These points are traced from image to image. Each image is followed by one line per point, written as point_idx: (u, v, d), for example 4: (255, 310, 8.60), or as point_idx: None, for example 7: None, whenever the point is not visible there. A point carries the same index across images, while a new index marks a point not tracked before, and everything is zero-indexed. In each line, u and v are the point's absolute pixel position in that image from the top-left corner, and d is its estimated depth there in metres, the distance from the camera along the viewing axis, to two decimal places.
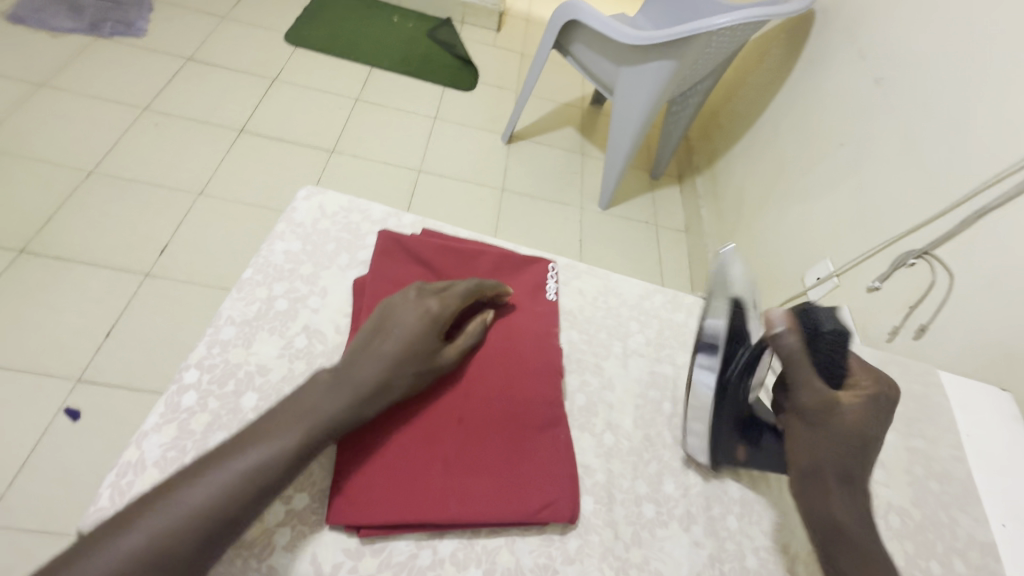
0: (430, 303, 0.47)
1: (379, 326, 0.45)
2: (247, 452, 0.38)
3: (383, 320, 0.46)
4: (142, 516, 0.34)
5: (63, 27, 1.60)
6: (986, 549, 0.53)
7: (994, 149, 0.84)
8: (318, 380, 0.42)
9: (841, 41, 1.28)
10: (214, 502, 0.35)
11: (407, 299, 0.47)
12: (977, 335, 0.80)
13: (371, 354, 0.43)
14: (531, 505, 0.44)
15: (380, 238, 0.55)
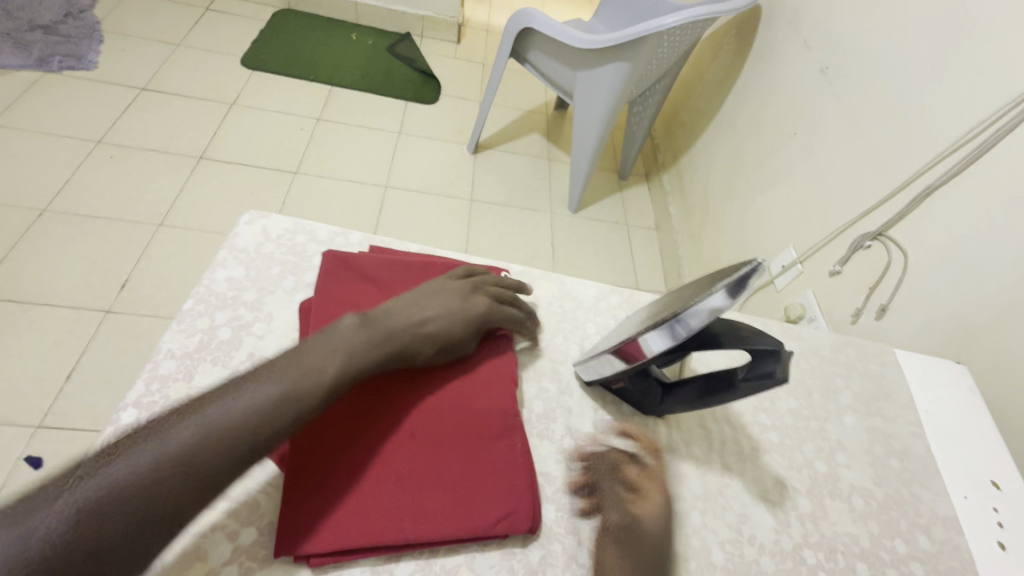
0: (475, 297, 0.53)
1: (422, 299, 0.51)
2: (279, 376, 0.41)
3: (424, 295, 0.51)
4: (184, 421, 0.38)
5: (10, 64, 1.56)
6: (949, 523, 0.53)
7: (934, 131, 0.86)
8: (344, 324, 0.45)
9: (788, 34, 1.31)
10: (247, 414, 0.38)
11: (452, 285, 0.53)
12: (933, 311, 0.82)
13: (405, 317, 0.48)
14: (488, 518, 0.43)
15: (325, 258, 0.55)
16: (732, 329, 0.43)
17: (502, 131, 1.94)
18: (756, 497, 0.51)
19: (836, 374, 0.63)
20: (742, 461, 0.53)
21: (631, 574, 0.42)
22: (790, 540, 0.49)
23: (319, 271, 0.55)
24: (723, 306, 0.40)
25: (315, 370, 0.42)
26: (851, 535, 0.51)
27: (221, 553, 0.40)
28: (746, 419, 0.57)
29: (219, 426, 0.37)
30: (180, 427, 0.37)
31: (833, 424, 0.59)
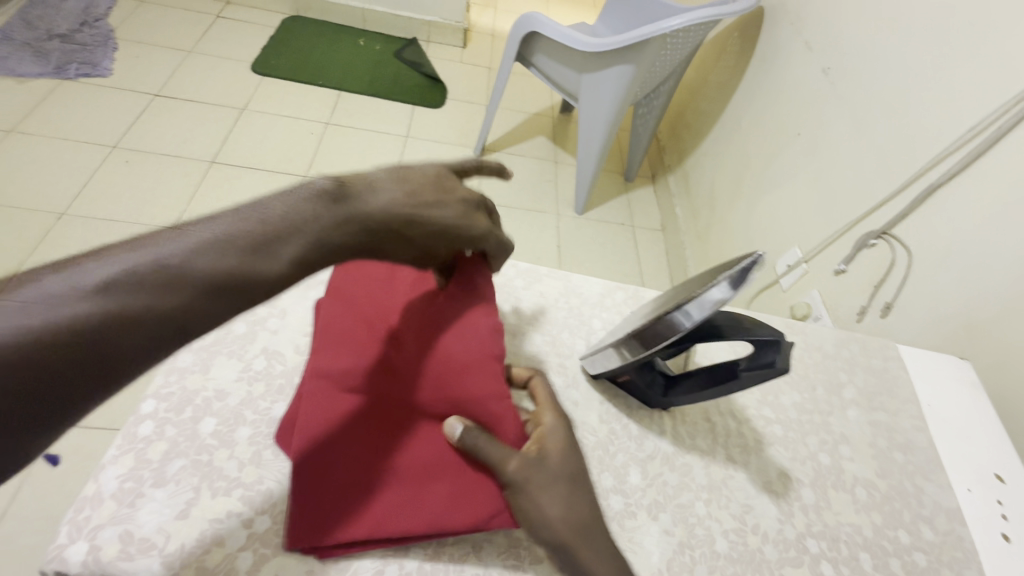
0: (473, 218, 0.47)
1: (430, 194, 0.43)
2: (210, 232, 0.32)
3: (435, 192, 0.44)
4: (78, 270, 0.28)
5: (30, 72, 1.61)
6: (952, 514, 0.54)
7: (937, 128, 0.87)
8: (316, 187, 0.37)
9: (790, 35, 1.32)
10: (170, 274, 0.29)
11: (458, 192, 0.46)
12: (938, 307, 0.83)
13: (403, 202, 0.41)
14: (481, 514, 0.43)
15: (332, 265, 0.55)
16: (734, 320, 0.44)
17: (508, 133, 1.96)
18: (760, 488, 0.52)
19: (840, 369, 0.64)
20: (746, 453, 0.54)
21: (564, 512, 0.43)
22: (794, 530, 0.50)
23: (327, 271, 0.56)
24: (725, 299, 0.41)
25: (281, 239, 0.34)
26: (854, 525, 0.51)
27: (236, 539, 0.41)
28: (750, 413, 0.57)
29: (137, 299, 0.28)
30: (69, 292, 0.27)
31: (837, 418, 0.59)
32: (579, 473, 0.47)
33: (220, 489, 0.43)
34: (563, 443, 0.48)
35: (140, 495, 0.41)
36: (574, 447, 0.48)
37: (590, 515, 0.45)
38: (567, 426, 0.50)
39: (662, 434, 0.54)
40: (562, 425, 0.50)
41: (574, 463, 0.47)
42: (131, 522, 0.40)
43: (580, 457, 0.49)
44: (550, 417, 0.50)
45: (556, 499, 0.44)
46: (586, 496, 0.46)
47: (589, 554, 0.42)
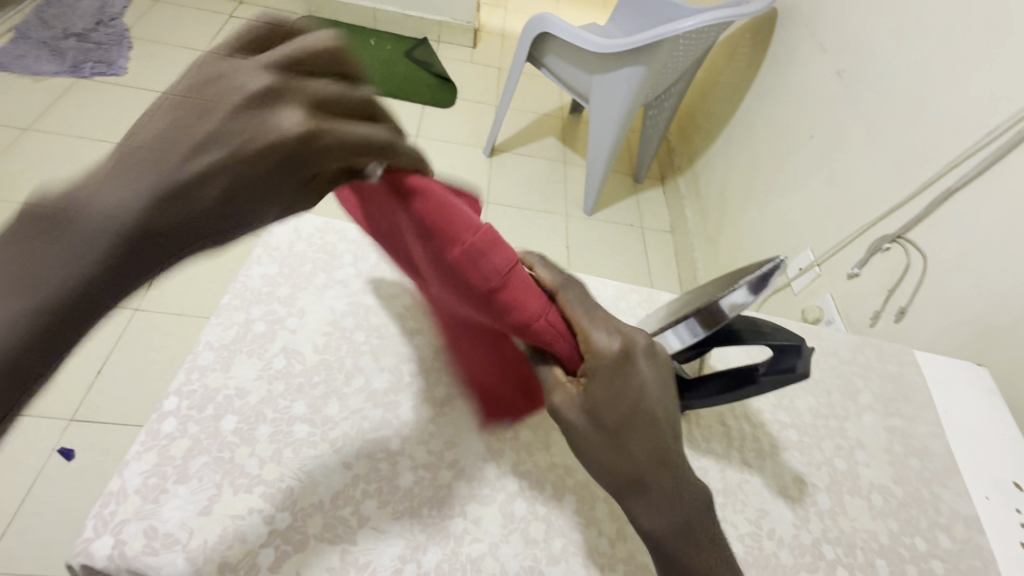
0: (281, 117, 0.26)
1: (176, 119, 0.24)
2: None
3: (179, 117, 0.24)
4: None
5: (46, 70, 1.62)
6: (970, 522, 0.53)
7: (954, 131, 0.86)
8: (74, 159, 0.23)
9: (803, 37, 1.31)
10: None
11: (227, 86, 0.25)
12: (953, 312, 0.82)
13: (136, 160, 0.23)
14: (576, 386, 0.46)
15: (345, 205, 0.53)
16: (753, 325, 0.44)
17: (518, 134, 1.96)
18: (776, 492, 0.52)
19: (855, 374, 0.64)
20: (761, 457, 0.54)
21: (606, 463, 0.39)
22: (810, 535, 0.50)
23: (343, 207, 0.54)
24: (746, 304, 0.42)
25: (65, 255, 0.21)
26: (870, 531, 0.51)
27: (258, 536, 0.42)
28: (765, 417, 0.57)
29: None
30: None
31: (852, 424, 0.59)
32: (641, 406, 0.39)
33: (241, 486, 0.43)
34: (616, 371, 0.39)
35: (163, 491, 0.42)
36: (631, 375, 0.39)
37: (648, 458, 0.39)
38: (625, 344, 0.40)
39: None
40: (618, 344, 0.40)
41: (635, 397, 0.39)
42: (155, 518, 0.40)
43: (647, 382, 0.40)
44: (599, 335, 0.41)
45: (601, 442, 0.39)
46: (649, 434, 0.39)
47: (640, 506, 0.39)
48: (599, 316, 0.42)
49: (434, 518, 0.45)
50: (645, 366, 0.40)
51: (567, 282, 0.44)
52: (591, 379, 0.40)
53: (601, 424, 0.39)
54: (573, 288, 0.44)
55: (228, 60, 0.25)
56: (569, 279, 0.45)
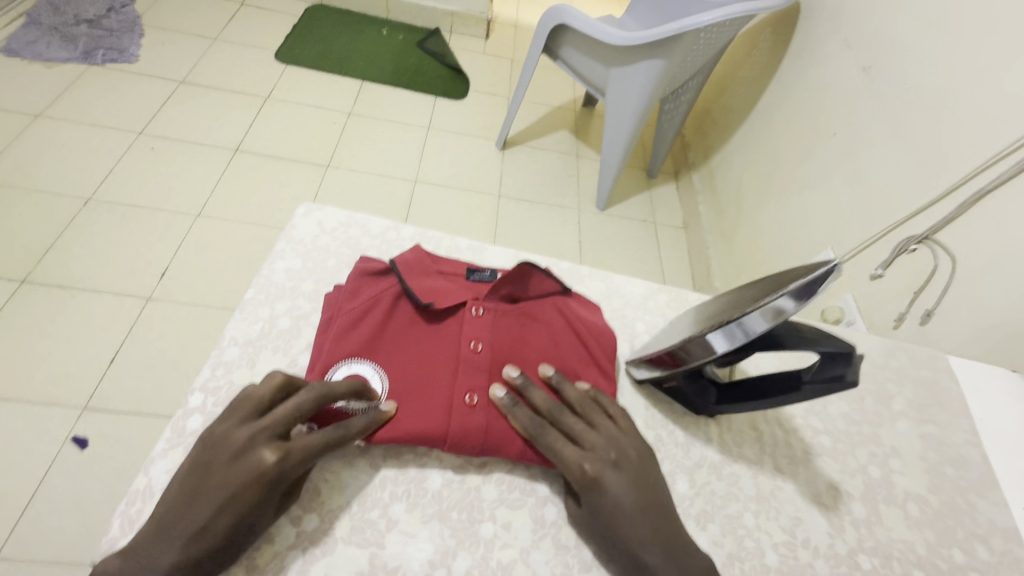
0: (250, 462, 0.37)
1: (192, 492, 0.37)
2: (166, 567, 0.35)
3: (195, 491, 0.37)
4: None
5: (58, 57, 1.61)
6: (1008, 534, 0.52)
7: (989, 130, 0.83)
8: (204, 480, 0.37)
9: (828, 30, 1.28)
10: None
11: (222, 457, 0.38)
12: (984, 317, 0.80)
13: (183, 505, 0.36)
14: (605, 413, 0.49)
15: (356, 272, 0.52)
16: (795, 331, 0.43)
17: (531, 127, 1.94)
18: (809, 500, 0.51)
19: (888, 379, 0.62)
20: (794, 463, 0.53)
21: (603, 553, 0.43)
22: (845, 544, 0.48)
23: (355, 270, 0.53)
24: (791, 310, 0.40)
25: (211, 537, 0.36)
26: (906, 542, 0.50)
27: (285, 538, 0.41)
28: (797, 422, 0.56)
29: None
30: None
31: (886, 430, 0.58)
32: (624, 509, 0.41)
33: None
34: (590, 493, 0.41)
35: None
36: (602, 491, 0.41)
37: (648, 552, 0.39)
38: (593, 467, 0.42)
39: (709, 442, 0.53)
40: (587, 467, 0.42)
41: (615, 505, 0.41)
42: None
43: (621, 492, 0.41)
44: (572, 461, 0.42)
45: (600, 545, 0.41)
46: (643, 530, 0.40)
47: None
48: (571, 442, 0.44)
49: (464, 522, 0.44)
50: (615, 479, 0.42)
51: (544, 425, 0.45)
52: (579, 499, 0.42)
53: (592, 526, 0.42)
54: (548, 429, 0.45)
55: (227, 430, 0.39)
56: (548, 417, 0.46)
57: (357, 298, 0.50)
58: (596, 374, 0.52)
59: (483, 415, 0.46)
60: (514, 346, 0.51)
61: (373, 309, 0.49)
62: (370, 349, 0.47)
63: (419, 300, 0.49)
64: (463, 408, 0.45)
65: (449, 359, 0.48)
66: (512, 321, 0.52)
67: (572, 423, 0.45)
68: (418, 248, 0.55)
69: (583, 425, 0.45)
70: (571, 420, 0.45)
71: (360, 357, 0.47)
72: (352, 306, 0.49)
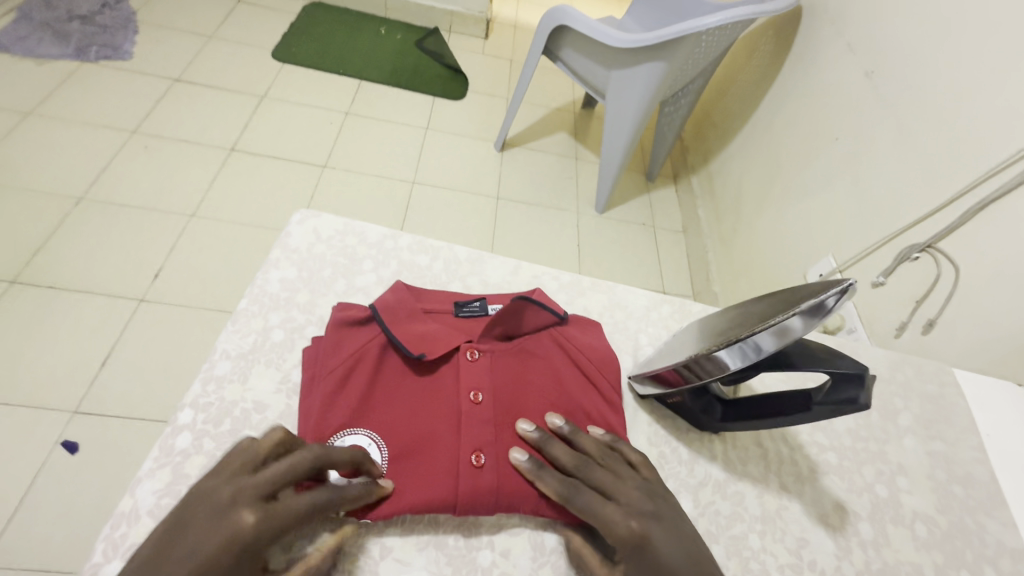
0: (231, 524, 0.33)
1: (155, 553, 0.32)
2: None
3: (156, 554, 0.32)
4: None
5: (50, 53, 1.59)
6: (1017, 556, 0.51)
7: (995, 139, 0.82)
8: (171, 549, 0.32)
9: (831, 34, 1.27)
10: None
11: (201, 514, 0.34)
12: (988, 328, 0.79)
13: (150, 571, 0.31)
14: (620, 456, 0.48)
15: (332, 322, 0.49)
16: (806, 350, 0.42)
17: (530, 128, 1.92)
18: (816, 521, 0.50)
19: (895, 394, 0.61)
20: (800, 482, 0.52)
21: None
22: (852, 567, 0.47)
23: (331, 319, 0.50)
24: (801, 330, 0.39)
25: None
26: (914, 565, 0.49)
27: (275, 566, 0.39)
28: (803, 439, 0.55)
29: None
30: None
31: (893, 447, 0.57)
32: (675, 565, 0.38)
33: None
34: (638, 550, 0.39)
35: None
36: (652, 548, 0.38)
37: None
38: (639, 520, 0.40)
39: (714, 459, 0.52)
40: (634, 521, 0.40)
41: (666, 559, 0.38)
42: None
43: (669, 547, 0.39)
44: (615, 517, 0.40)
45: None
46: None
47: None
48: (607, 498, 0.42)
49: (460, 549, 0.43)
50: (659, 532, 0.39)
51: (577, 485, 0.43)
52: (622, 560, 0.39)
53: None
54: (580, 487, 0.42)
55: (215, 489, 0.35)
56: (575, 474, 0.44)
57: (339, 353, 0.47)
58: (604, 409, 0.51)
59: (492, 474, 0.43)
60: (516, 392, 0.49)
61: (359, 367, 0.46)
62: (360, 411, 0.45)
63: (409, 352, 0.47)
64: (470, 470, 0.43)
65: (450, 415, 0.46)
66: (511, 361, 0.51)
67: (603, 477, 0.43)
68: (397, 287, 0.53)
69: (615, 479, 0.43)
70: (599, 475, 0.43)
71: (353, 427, 0.44)
72: (335, 365, 0.46)
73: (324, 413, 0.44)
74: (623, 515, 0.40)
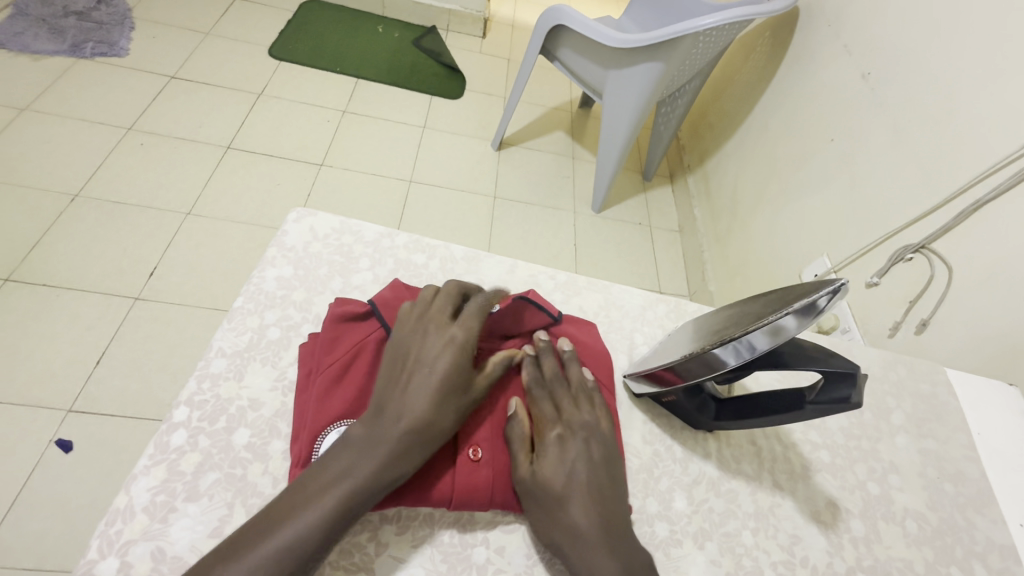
0: (445, 332, 0.46)
1: (395, 372, 0.44)
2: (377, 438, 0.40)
3: (396, 372, 0.44)
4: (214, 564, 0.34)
5: (44, 49, 1.57)
6: (1006, 552, 0.51)
7: (990, 140, 0.82)
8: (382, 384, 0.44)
9: (827, 37, 1.27)
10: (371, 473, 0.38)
11: (414, 336, 0.46)
12: (980, 328, 0.80)
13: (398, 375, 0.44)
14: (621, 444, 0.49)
15: (330, 316, 0.49)
16: (799, 348, 0.42)
17: (527, 127, 1.92)
18: (809, 518, 0.50)
19: (888, 393, 0.61)
20: (793, 480, 0.52)
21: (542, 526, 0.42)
22: (843, 563, 0.48)
23: (329, 312, 0.50)
24: (794, 329, 0.39)
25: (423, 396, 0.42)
26: (905, 561, 0.49)
27: None
28: (796, 437, 0.55)
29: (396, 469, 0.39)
30: None
31: (885, 445, 0.57)
32: (578, 480, 0.42)
33: (254, 507, 0.41)
34: (553, 450, 0.44)
35: (172, 510, 0.40)
36: (564, 449, 0.44)
37: (582, 519, 0.40)
38: (563, 431, 0.45)
39: (707, 457, 0.52)
40: (559, 429, 0.45)
41: (571, 469, 0.43)
42: (163, 539, 0.38)
43: (575, 458, 0.43)
44: (547, 421, 0.46)
45: (537, 511, 0.42)
46: (587, 497, 0.41)
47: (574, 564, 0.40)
48: (556, 405, 0.47)
49: (455, 547, 0.43)
50: (577, 448, 0.44)
51: (543, 388, 0.48)
52: (537, 461, 0.43)
53: (542, 491, 0.42)
54: (539, 389, 0.48)
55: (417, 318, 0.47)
56: (551, 379, 0.49)
57: (336, 349, 0.47)
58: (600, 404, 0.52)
59: (489, 468, 0.44)
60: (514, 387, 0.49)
61: (357, 361, 0.46)
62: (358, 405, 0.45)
63: None
64: (467, 464, 0.43)
65: None
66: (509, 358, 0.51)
67: (560, 394, 0.48)
68: (394, 284, 0.53)
69: (569, 396, 0.48)
70: (563, 384, 0.49)
71: (349, 419, 0.44)
72: (332, 361, 0.46)
73: (322, 406, 0.44)
74: (556, 416, 0.46)
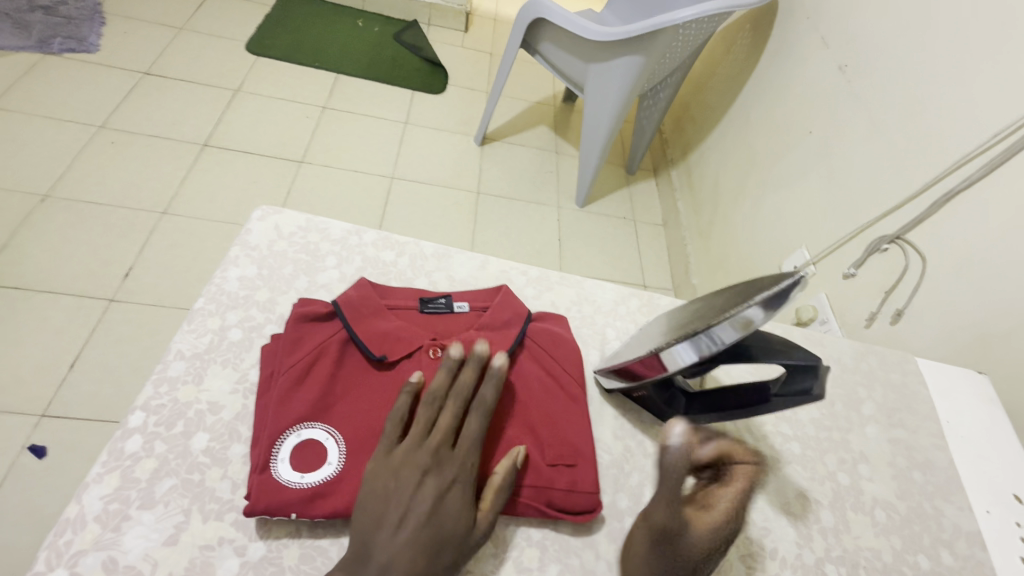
0: (449, 466, 0.41)
1: (380, 513, 0.38)
2: None
3: (383, 518, 0.38)
4: None
5: (11, 45, 1.53)
6: (973, 539, 0.52)
7: (963, 133, 0.83)
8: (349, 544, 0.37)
9: (805, 29, 1.28)
10: None
11: (409, 474, 0.40)
12: (952, 318, 0.80)
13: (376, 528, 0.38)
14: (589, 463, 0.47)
15: (292, 318, 0.48)
16: (765, 341, 0.42)
17: (510, 122, 1.91)
18: (779, 510, 0.50)
19: (859, 384, 0.62)
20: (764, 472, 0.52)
21: None
22: (812, 554, 0.48)
23: (292, 314, 0.49)
24: (760, 321, 0.38)
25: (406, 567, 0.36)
26: (873, 550, 0.50)
27: (227, 569, 0.38)
28: (768, 429, 0.56)
29: None
30: None
31: (856, 435, 0.57)
32: None
33: (211, 513, 0.40)
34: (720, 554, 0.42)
35: (126, 518, 0.39)
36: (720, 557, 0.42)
37: None
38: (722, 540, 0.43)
39: None
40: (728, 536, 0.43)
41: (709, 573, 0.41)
42: (115, 548, 0.37)
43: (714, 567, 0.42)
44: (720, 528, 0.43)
45: None
46: None
47: None
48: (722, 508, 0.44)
49: None
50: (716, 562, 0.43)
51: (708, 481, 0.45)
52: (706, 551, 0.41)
53: None
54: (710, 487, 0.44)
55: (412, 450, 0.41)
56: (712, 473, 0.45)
57: (299, 350, 0.46)
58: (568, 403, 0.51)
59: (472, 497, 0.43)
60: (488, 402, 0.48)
61: (320, 361, 0.46)
62: (321, 408, 0.44)
63: (370, 351, 0.47)
64: None
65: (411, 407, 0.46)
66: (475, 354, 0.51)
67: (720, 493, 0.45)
68: (361, 283, 0.52)
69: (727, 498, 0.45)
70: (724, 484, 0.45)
71: (310, 420, 0.43)
72: (296, 361, 0.45)
73: (283, 416, 0.43)
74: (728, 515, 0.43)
